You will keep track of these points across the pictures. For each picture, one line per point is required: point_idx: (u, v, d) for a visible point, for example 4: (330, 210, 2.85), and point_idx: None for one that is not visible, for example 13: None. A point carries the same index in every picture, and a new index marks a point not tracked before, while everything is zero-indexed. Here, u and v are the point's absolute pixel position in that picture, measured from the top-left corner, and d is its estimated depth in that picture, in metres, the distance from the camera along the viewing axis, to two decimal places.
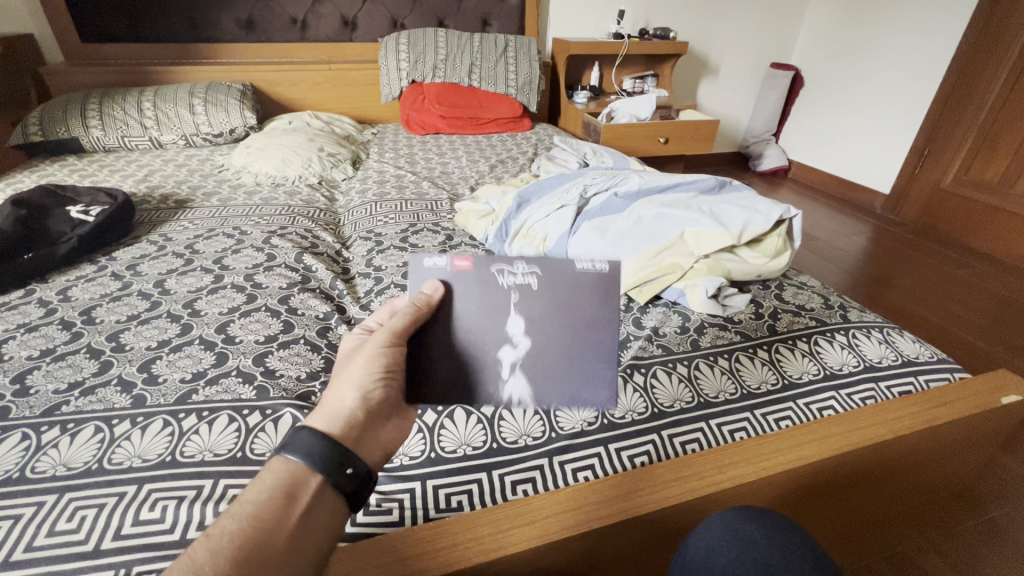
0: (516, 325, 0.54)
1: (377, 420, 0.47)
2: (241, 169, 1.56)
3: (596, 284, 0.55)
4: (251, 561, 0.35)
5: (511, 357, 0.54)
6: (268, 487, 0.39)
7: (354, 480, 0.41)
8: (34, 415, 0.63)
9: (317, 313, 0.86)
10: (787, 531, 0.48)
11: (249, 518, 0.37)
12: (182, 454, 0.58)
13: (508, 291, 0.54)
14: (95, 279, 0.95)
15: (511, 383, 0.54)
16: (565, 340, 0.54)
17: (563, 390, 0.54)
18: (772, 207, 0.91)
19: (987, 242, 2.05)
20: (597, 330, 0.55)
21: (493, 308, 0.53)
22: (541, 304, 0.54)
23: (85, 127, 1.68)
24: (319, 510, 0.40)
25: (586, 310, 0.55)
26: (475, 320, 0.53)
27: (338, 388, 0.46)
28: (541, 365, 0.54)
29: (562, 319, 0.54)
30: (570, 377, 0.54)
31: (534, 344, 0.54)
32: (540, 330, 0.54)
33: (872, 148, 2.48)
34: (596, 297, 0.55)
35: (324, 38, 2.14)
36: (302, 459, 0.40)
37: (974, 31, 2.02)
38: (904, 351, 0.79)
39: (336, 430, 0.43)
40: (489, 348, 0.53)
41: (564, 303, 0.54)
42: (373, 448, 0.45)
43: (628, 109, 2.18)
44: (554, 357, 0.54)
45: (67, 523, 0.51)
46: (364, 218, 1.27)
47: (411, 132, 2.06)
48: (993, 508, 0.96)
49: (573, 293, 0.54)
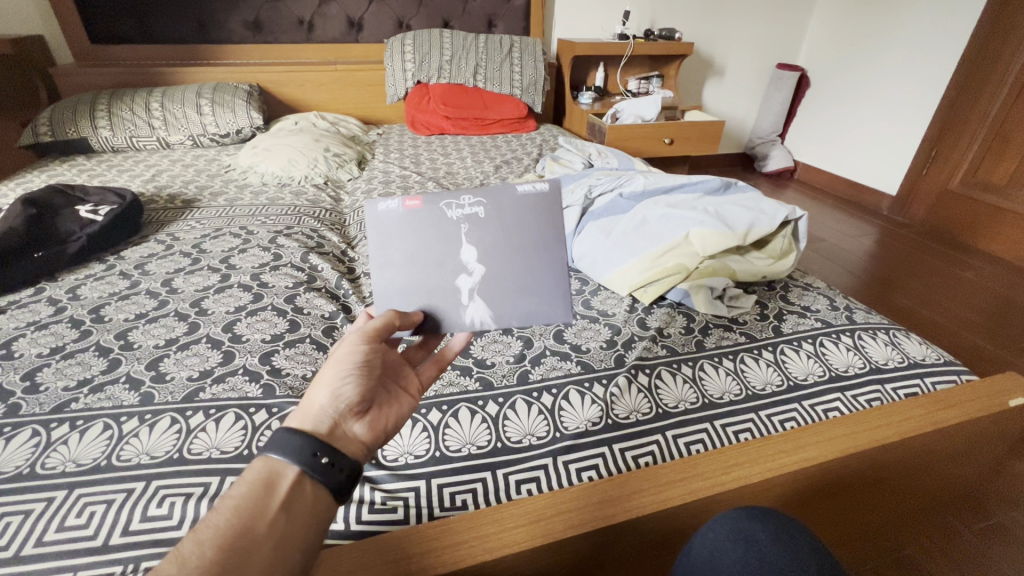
0: (469, 254, 0.60)
1: (350, 415, 0.48)
2: (248, 170, 1.57)
3: (542, 234, 0.61)
4: (234, 547, 0.37)
5: (468, 284, 0.61)
6: (246, 481, 0.41)
7: (327, 467, 0.43)
8: (44, 412, 0.64)
9: (322, 312, 0.86)
10: (792, 531, 0.48)
11: (230, 508, 0.39)
12: (190, 450, 0.59)
13: (458, 223, 0.60)
14: (104, 278, 0.95)
15: (472, 307, 0.61)
16: (520, 266, 0.61)
17: (522, 317, 0.62)
18: (778, 207, 0.91)
19: (996, 244, 2.02)
20: (544, 251, 0.61)
21: (447, 242, 0.60)
22: (493, 233, 0.60)
23: (94, 127, 1.69)
24: (303, 499, 0.42)
25: (533, 237, 0.61)
26: (433, 261, 0.60)
27: (313, 387, 0.48)
28: (498, 292, 0.61)
29: (511, 245, 0.61)
30: (529, 303, 0.62)
31: (486, 272, 0.61)
32: (494, 259, 0.61)
33: (878, 148, 2.47)
34: (539, 223, 0.61)
35: (331, 39, 2.15)
36: (277, 452, 0.43)
37: (983, 32, 2.00)
38: (911, 353, 0.79)
39: (307, 425, 0.45)
40: (449, 278, 0.60)
41: (512, 236, 0.61)
42: (348, 441, 0.47)
43: (632, 109, 2.18)
44: (509, 284, 0.61)
45: (77, 518, 0.51)
46: (370, 218, 1.27)
47: (417, 132, 2.07)
48: (1002, 513, 0.95)
49: (518, 225, 0.61)
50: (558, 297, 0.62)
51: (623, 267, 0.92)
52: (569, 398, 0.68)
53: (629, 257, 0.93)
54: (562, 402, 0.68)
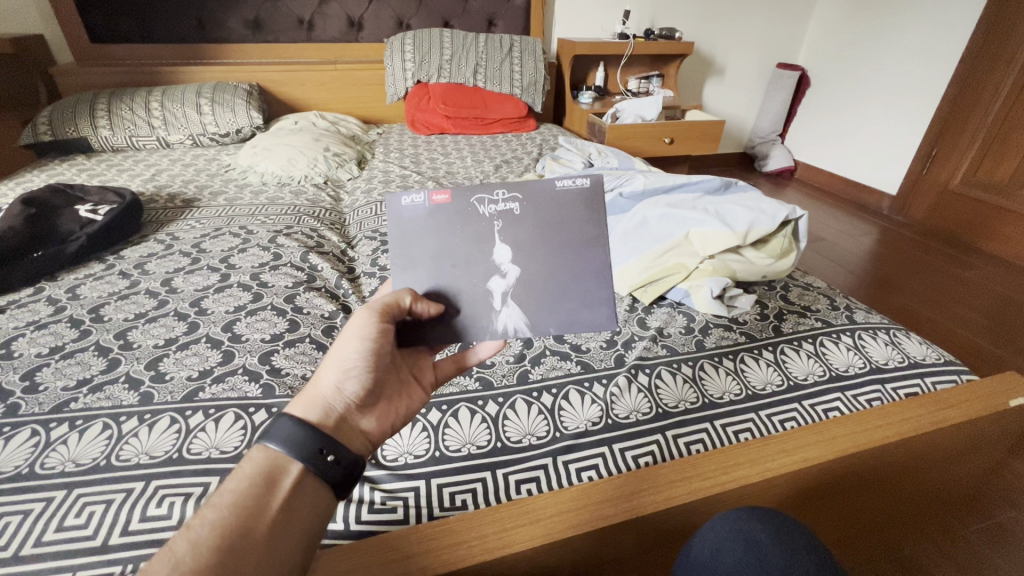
0: (501, 254, 0.57)
1: (356, 408, 0.49)
2: (248, 169, 1.56)
3: (581, 233, 0.58)
4: (232, 547, 0.37)
5: (501, 286, 0.57)
6: (245, 477, 0.41)
7: (332, 465, 0.43)
8: (43, 412, 0.63)
9: (322, 312, 0.86)
10: (792, 531, 0.48)
11: (229, 505, 0.39)
12: (190, 450, 0.59)
13: (491, 220, 0.57)
14: (104, 278, 0.95)
15: (505, 312, 0.58)
16: (558, 266, 0.58)
17: (563, 322, 0.58)
18: (778, 207, 0.90)
19: (997, 244, 2.02)
20: (584, 251, 0.59)
21: (478, 240, 0.57)
22: (529, 230, 0.58)
23: (93, 126, 1.69)
24: (301, 497, 0.42)
25: (571, 235, 0.58)
26: (462, 261, 0.57)
27: (321, 374, 0.49)
28: (532, 293, 0.58)
29: (550, 242, 0.58)
30: (570, 306, 0.58)
31: (520, 273, 0.58)
32: (530, 259, 0.58)
33: (878, 148, 2.47)
34: (578, 222, 0.58)
35: (331, 38, 2.15)
36: (280, 446, 0.42)
37: (983, 32, 2.00)
38: (911, 353, 0.79)
39: (313, 416, 0.46)
40: (480, 280, 0.57)
41: (549, 234, 0.58)
42: (354, 435, 0.48)
43: (632, 109, 2.19)
44: (544, 286, 0.58)
45: (76, 518, 0.51)
46: (369, 218, 1.27)
47: (417, 132, 2.06)
48: (1002, 513, 0.95)
49: (556, 223, 0.58)
50: (600, 300, 0.59)
51: (623, 266, 0.93)
52: (569, 398, 0.68)
53: (629, 256, 0.93)
54: (562, 401, 0.68)
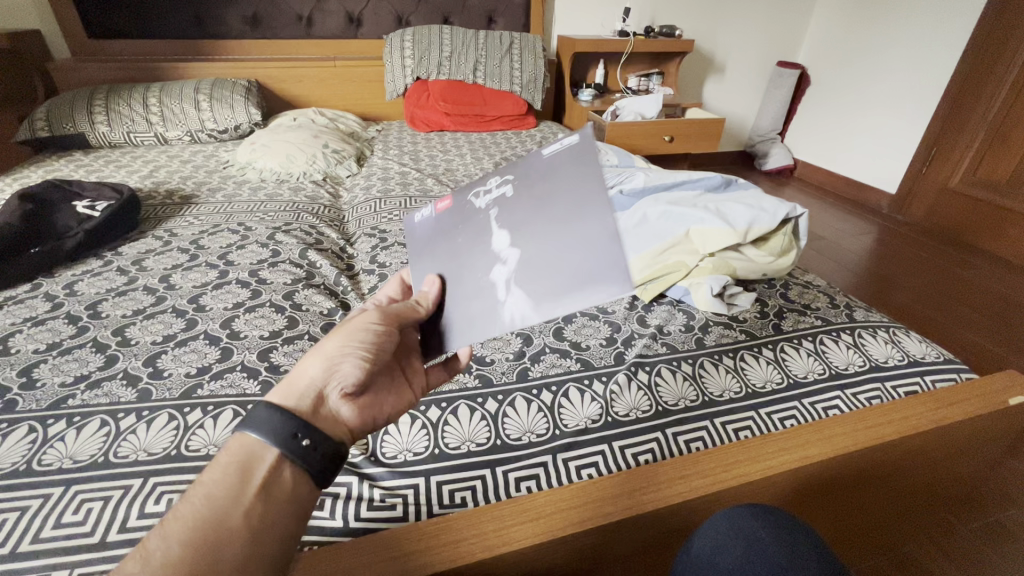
0: (500, 241, 0.53)
1: (342, 396, 0.48)
2: (246, 165, 1.55)
3: (577, 186, 0.48)
4: (206, 538, 0.37)
5: (502, 273, 0.51)
6: (219, 468, 0.41)
7: (307, 450, 0.43)
8: (40, 408, 0.63)
9: (321, 309, 0.86)
10: (794, 529, 0.48)
11: (203, 499, 0.39)
12: (188, 448, 0.58)
13: (488, 211, 0.57)
14: (101, 273, 0.95)
15: (508, 299, 0.49)
16: (554, 233, 0.48)
17: (565, 297, 0.44)
18: (779, 205, 0.90)
19: (998, 243, 2.02)
20: (584, 206, 0.47)
21: (479, 235, 0.56)
22: (523, 208, 0.53)
23: (90, 122, 1.68)
24: (278, 485, 0.42)
25: (565, 195, 0.49)
26: (466, 253, 0.56)
27: (305, 361, 0.48)
28: (538, 274, 0.48)
29: (546, 216, 0.50)
30: (574, 277, 0.45)
31: (522, 254, 0.50)
32: (528, 237, 0.51)
33: (878, 147, 2.47)
34: (575, 177, 0.49)
35: (330, 34, 2.14)
36: (256, 433, 0.43)
37: (984, 31, 2.00)
38: (911, 352, 0.79)
39: (292, 402, 0.45)
40: (482, 271, 0.53)
41: (545, 200, 0.51)
42: (334, 423, 0.47)
43: (632, 107, 2.19)
44: (545, 262, 0.48)
45: (74, 515, 0.51)
46: (369, 214, 1.27)
47: (416, 129, 2.04)
48: (1000, 511, 0.95)
49: (552, 186, 0.51)
50: (607, 261, 0.43)
51: None
52: (569, 395, 0.68)
53: (629, 254, 0.93)
54: (562, 399, 0.68)
